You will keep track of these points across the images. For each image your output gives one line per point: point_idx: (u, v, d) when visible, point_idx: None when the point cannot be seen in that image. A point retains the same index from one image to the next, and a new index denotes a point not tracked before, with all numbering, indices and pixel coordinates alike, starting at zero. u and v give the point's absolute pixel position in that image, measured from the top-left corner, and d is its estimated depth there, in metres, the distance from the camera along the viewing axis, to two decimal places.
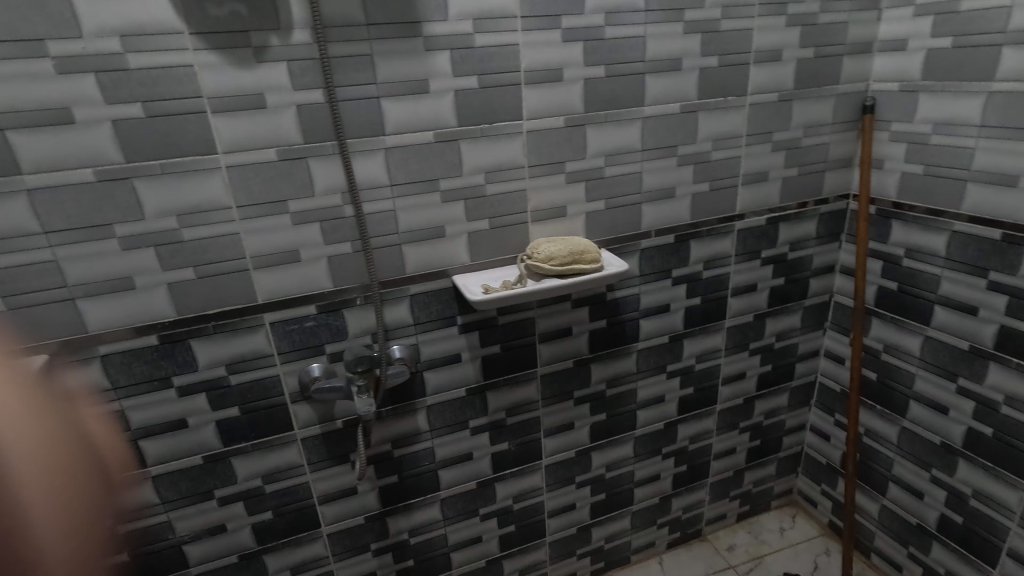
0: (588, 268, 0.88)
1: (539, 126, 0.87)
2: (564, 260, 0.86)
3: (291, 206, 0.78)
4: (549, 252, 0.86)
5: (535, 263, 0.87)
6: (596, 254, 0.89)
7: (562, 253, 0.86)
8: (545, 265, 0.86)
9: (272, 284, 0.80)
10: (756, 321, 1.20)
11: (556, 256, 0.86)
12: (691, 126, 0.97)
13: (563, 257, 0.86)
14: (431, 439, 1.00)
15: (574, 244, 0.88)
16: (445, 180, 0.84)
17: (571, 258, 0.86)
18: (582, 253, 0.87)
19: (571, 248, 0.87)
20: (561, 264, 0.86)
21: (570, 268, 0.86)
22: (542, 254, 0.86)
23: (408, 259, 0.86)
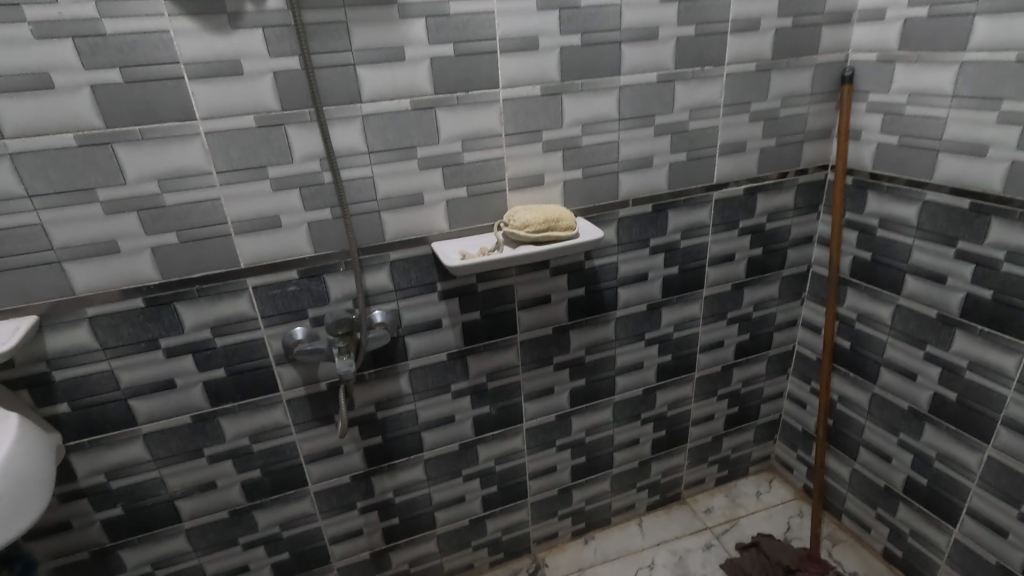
0: (565, 236, 0.90)
1: (516, 95, 0.88)
2: (541, 228, 0.88)
3: (271, 172, 0.80)
4: (525, 220, 0.88)
5: (512, 231, 0.89)
6: (573, 222, 0.91)
7: (538, 221, 0.88)
8: (522, 232, 0.88)
9: (254, 249, 0.83)
10: (733, 290, 1.23)
11: (532, 224, 0.88)
12: (667, 96, 0.98)
13: (540, 225, 0.88)
14: (413, 402, 1.03)
15: (551, 212, 0.90)
16: (422, 148, 0.86)
17: (548, 226, 0.89)
18: (558, 222, 0.90)
19: (547, 216, 0.89)
20: (538, 232, 0.89)
21: (546, 236, 0.89)
22: (519, 222, 0.88)
23: (387, 225, 0.89)
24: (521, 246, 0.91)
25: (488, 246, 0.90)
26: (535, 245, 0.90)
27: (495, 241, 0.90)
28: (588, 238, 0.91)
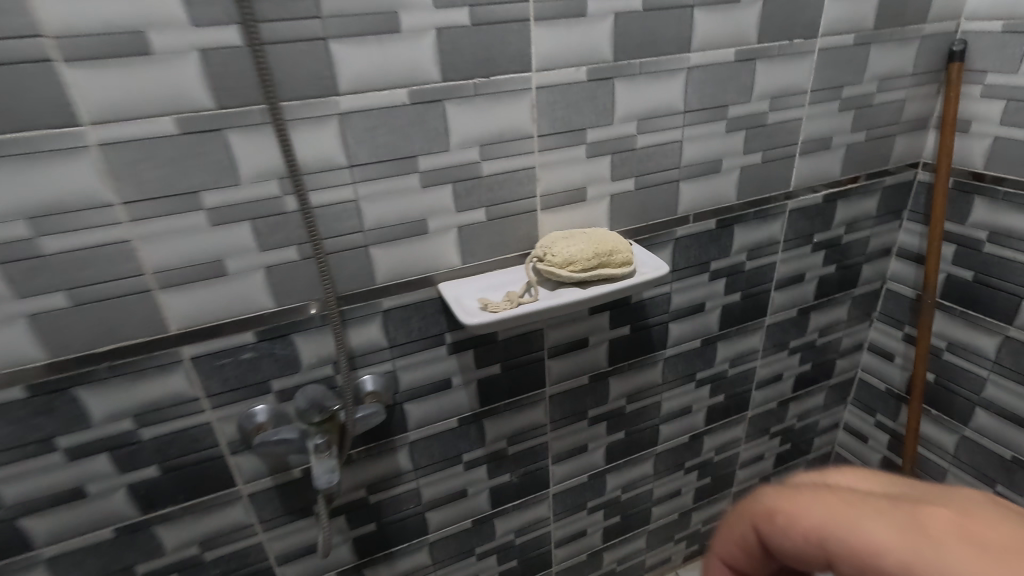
0: (621, 271, 0.67)
1: (553, 80, 0.63)
2: (590, 263, 0.65)
3: (207, 199, 0.54)
4: (568, 253, 0.65)
5: (550, 269, 0.65)
6: (629, 251, 0.68)
7: (586, 254, 0.65)
8: (564, 271, 0.65)
9: (188, 307, 0.58)
10: (799, 316, 1.01)
11: (579, 259, 0.65)
12: (746, 79, 0.74)
13: (589, 260, 0.65)
14: (415, 479, 0.80)
15: (600, 240, 0.67)
16: (425, 157, 0.61)
17: (600, 260, 0.66)
18: (612, 253, 0.66)
19: (597, 246, 0.66)
20: (586, 269, 0.65)
21: (598, 273, 0.66)
22: (560, 257, 0.65)
23: (378, 264, 0.64)
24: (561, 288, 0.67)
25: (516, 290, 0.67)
26: (582, 285, 0.67)
27: (525, 282, 0.66)
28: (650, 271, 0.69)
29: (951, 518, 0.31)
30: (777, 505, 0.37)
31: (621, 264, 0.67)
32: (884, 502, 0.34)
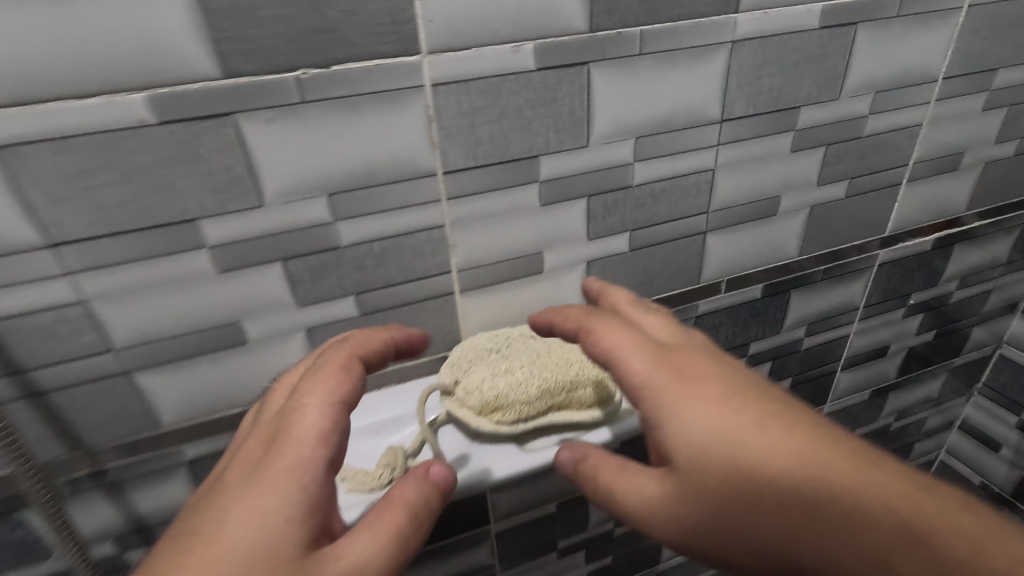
0: (590, 412, 0.39)
1: (467, 70, 0.33)
2: (535, 407, 0.38)
3: None
4: (497, 391, 0.37)
5: (464, 414, 0.38)
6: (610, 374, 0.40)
7: (528, 393, 0.37)
8: (490, 420, 0.37)
9: None
10: (871, 398, 0.71)
11: (515, 401, 0.37)
12: (837, 62, 0.42)
13: (533, 402, 0.38)
14: None
15: (557, 362, 0.38)
16: (218, 221, 0.32)
17: (552, 400, 0.38)
18: (577, 386, 0.38)
19: (548, 376, 0.38)
20: (528, 416, 0.38)
21: (549, 420, 0.38)
22: (482, 398, 0.37)
23: (161, 397, 0.37)
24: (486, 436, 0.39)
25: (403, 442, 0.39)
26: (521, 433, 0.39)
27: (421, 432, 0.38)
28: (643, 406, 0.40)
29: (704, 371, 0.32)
30: (590, 320, 0.34)
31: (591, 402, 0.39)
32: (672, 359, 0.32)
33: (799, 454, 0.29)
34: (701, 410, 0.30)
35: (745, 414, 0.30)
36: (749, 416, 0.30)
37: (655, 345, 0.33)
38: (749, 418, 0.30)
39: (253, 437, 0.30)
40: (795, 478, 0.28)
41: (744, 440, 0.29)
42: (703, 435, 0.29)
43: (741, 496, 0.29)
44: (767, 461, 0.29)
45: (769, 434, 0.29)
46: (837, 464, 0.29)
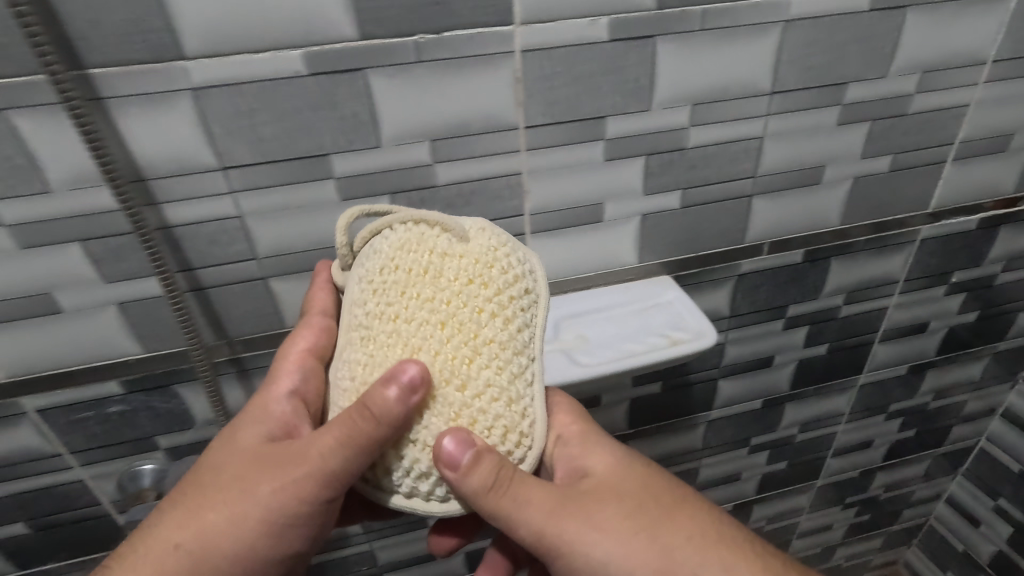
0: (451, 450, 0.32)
1: (550, 39, 0.39)
2: (471, 326, 0.33)
3: (4, 212, 0.37)
4: (486, 269, 0.34)
5: (400, 247, 0.35)
6: (529, 422, 0.33)
7: (495, 303, 0.33)
8: (400, 279, 0.34)
9: (15, 352, 0.43)
10: (909, 374, 0.74)
11: (468, 294, 0.33)
12: (886, 42, 0.45)
13: (483, 312, 0.33)
14: (367, 542, 0.66)
15: (532, 342, 0.34)
16: (344, 157, 0.40)
17: (498, 341, 0.33)
18: (516, 360, 0.33)
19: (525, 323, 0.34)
20: (430, 336, 0.33)
21: (440, 372, 0.32)
22: (467, 260, 0.34)
23: (286, 301, 0.46)
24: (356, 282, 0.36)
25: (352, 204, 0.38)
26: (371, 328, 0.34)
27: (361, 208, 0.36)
28: (526, 455, 0.34)
29: (623, 459, 0.39)
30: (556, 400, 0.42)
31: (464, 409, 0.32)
32: (603, 439, 0.39)
33: (661, 498, 0.37)
34: (604, 461, 0.38)
35: (639, 476, 0.38)
36: (639, 479, 0.38)
37: (594, 428, 0.40)
38: (642, 483, 0.37)
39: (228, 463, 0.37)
40: (656, 515, 0.36)
41: (635, 494, 0.37)
42: (603, 477, 0.37)
43: (609, 525, 0.35)
44: (640, 504, 0.36)
45: (651, 504, 0.36)
46: (697, 535, 0.36)
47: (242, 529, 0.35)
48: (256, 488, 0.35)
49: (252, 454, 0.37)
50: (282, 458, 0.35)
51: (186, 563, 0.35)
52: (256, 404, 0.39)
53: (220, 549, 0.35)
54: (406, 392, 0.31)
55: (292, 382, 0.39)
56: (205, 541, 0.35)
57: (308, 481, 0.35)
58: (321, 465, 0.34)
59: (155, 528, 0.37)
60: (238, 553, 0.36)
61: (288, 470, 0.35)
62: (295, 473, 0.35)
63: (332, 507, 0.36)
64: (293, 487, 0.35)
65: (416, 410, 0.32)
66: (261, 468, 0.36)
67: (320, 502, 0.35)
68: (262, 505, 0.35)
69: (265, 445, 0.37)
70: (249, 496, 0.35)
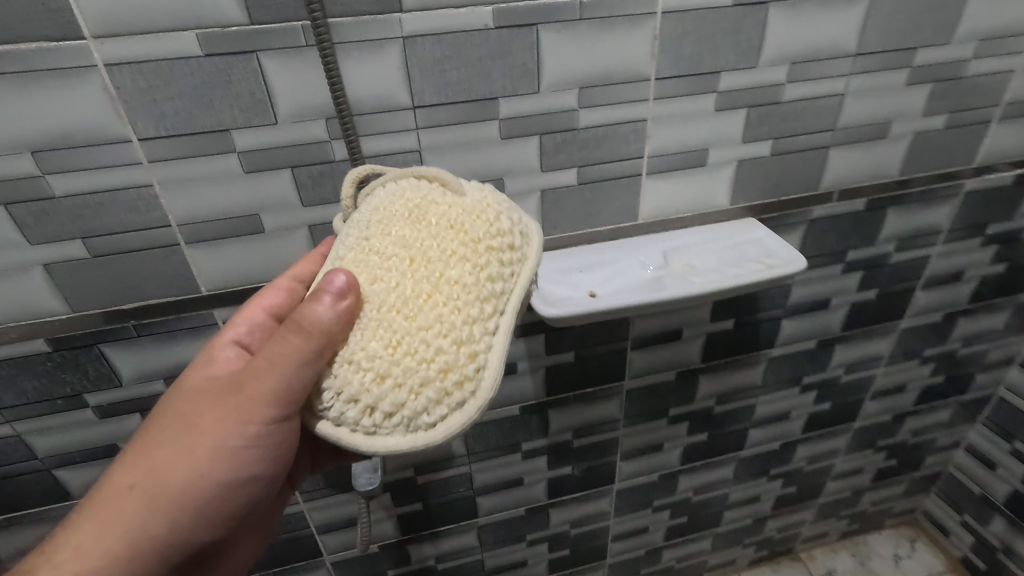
0: (375, 372, 0.33)
1: (687, 3, 0.47)
2: (437, 266, 0.34)
3: (238, 140, 0.44)
4: (470, 218, 0.35)
5: (392, 193, 0.37)
6: (476, 368, 0.33)
7: (469, 247, 0.34)
8: (383, 216, 0.36)
9: (219, 267, 0.50)
10: (943, 321, 0.83)
11: (443, 238, 0.35)
12: (953, 13, 0.54)
13: (454, 254, 0.34)
14: (468, 464, 0.73)
15: (501, 297, 0.35)
16: (509, 101, 0.48)
17: (463, 283, 0.33)
18: (477, 307, 0.33)
19: (498, 276, 0.34)
20: (394, 267, 0.34)
21: (393, 303, 0.33)
22: (453, 208, 0.36)
23: None
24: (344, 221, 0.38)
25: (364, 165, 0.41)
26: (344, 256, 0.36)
27: (371, 166, 0.40)
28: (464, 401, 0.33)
29: None
30: None
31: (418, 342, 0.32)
32: None
33: None
34: None
35: None
36: None
37: None
38: None
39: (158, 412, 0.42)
40: None
41: None
42: None
43: None
44: None
45: None
46: None
47: (196, 457, 0.39)
48: (141, 429, 0.41)
49: (194, 391, 0.41)
50: (225, 390, 0.40)
51: (140, 500, 0.39)
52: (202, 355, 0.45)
53: (163, 480, 0.39)
54: (337, 299, 0.34)
55: (239, 333, 0.45)
56: (152, 474, 0.39)
57: (254, 406, 0.39)
58: (268, 386, 0.37)
59: (111, 471, 0.40)
60: (192, 479, 0.40)
61: (162, 405, 0.42)
62: (241, 401, 0.39)
63: (283, 433, 0.40)
64: (238, 413, 0.39)
65: (347, 320, 0.34)
66: (215, 401, 0.40)
67: (269, 422, 0.39)
68: (212, 434, 0.39)
69: (208, 383, 0.42)
70: (199, 428, 0.39)
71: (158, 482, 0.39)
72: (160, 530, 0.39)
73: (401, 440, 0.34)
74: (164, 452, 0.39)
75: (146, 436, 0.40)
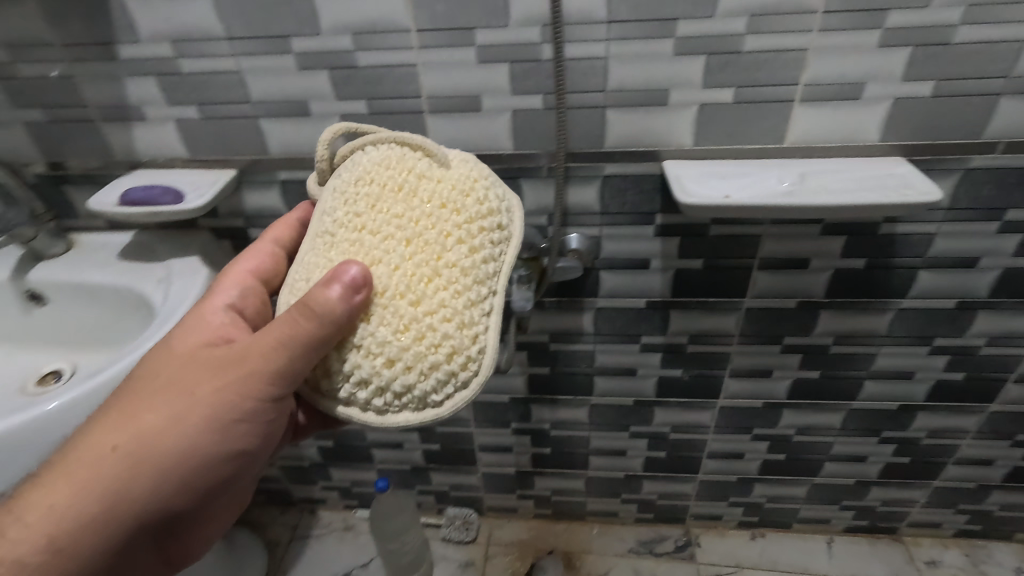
0: (385, 356, 0.44)
1: None
2: (436, 250, 0.47)
3: (479, 37, 0.61)
4: (461, 200, 0.49)
5: (381, 169, 0.50)
6: (475, 348, 0.46)
7: (462, 230, 0.48)
8: (376, 194, 0.49)
9: (446, 134, 0.68)
10: None
11: (439, 218, 0.48)
12: None
13: (449, 237, 0.47)
14: (593, 344, 0.87)
15: (490, 277, 0.48)
16: (686, 23, 0.59)
17: (460, 266, 0.46)
18: (473, 289, 0.47)
19: (490, 256, 0.48)
20: (395, 250, 0.47)
21: (397, 287, 0.45)
22: (444, 187, 0.49)
23: (610, 128, 0.66)
24: (335, 192, 0.50)
25: (349, 124, 0.55)
26: (341, 235, 0.48)
27: (344, 127, 0.53)
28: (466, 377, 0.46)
29: None
30: None
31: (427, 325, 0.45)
32: None
33: None
34: None
35: None
36: None
37: None
38: None
39: (145, 376, 0.49)
40: None
41: None
42: None
43: None
44: None
45: None
46: None
47: (189, 424, 0.47)
48: (125, 395, 0.48)
49: (187, 356, 0.50)
50: (223, 361, 0.49)
51: (123, 459, 0.45)
52: (190, 316, 0.54)
53: (146, 447, 0.46)
54: (351, 291, 0.44)
55: (228, 298, 0.56)
56: (140, 441, 0.46)
57: (250, 379, 0.48)
58: (272, 361, 0.46)
59: (97, 431, 0.46)
60: (180, 448, 0.47)
61: (148, 374, 0.50)
62: (241, 372, 0.48)
63: (271, 410, 0.49)
64: (236, 386, 0.48)
65: (360, 310, 0.45)
66: (209, 372, 0.48)
67: (265, 399, 0.48)
68: (204, 399, 0.47)
69: (202, 347, 0.50)
70: (194, 392, 0.47)
71: (144, 445, 0.46)
72: (137, 497, 0.46)
73: (410, 416, 0.46)
74: (154, 417, 0.47)
75: (132, 407, 0.47)
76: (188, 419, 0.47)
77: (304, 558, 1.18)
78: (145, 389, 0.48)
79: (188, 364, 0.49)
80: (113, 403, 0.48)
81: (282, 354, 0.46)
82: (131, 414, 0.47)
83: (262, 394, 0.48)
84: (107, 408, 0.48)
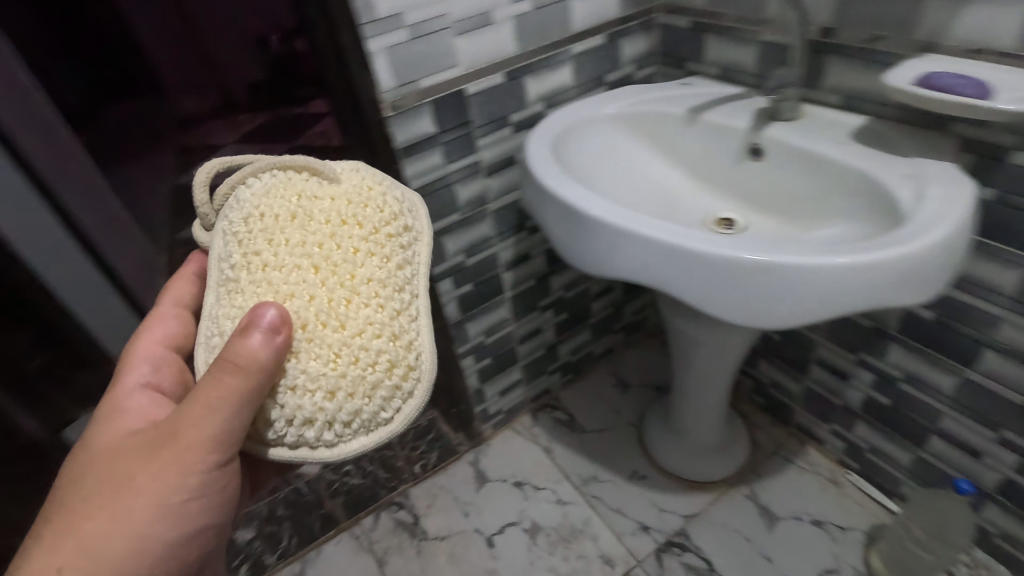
0: (324, 390, 0.43)
1: None
2: (347, 269, 0.45)
3: None
4: (363, 209, 0.48)
5: (267, 199, 0.47)
6: (412, 355, 0.46)
7: (372, 239, 0.46)
8: (271, 225, 0.46)
9: None
10: None
11: (342, 233, 0.46)
12: None
13: (359, 252, 0.46)
14: None
15: (412, 278, 0.48)
16: None
17: (379, 279, 0.45)
18: (397, 297, 0.46)
19: (405, 260, 0.48)
20: (307, 281, 0.44)
21: (317, 315, 0.44)
22: (340, 203, 0.47)
23: None
24: (233, 238, 0.46)
25: (222, 159, 0.50)
26: (244, 281, 0.45)
27: (222, 165, 0.49)
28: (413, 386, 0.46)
29: None
30: None
31: (359, 333, 0.44)
32: None
33: None
34: None
35: None
36: None
37: None
38: None
39: (96, 460, 0.49)
40: None
41: None
42: None
43: None
44: None
45: None
46: None
47: (143, 518, 0.47)
48: (72, 495, 0.48)
49: (107, 453, 0.49)
50: (155, 442, 0.48)
51: None
52: (106, 411, 0.54)
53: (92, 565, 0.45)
54: (271, 333, 0.42)
55: (143, 376, 0.57)
56: (82, 548, 0.45)
57: (191, 453, 0.47)
58: (203, 431, 0.46)
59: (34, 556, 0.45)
60: (138, 541, 0.47)
61: (96, 454, 0.50)
62: (177, 448, 0.48)
63: (225, 468, 0.50)
64: (178, 464, 0.48)
65: (286, 348, 0.43)
66: (144, 462, 0.48)
67: (209, 468, 0.48)
68: (148, 500, 0.47)
69: (122, 439, 0.50)
70: (129, 500, 0.47)
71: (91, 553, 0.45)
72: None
73: (365, 441, 0.46)
74: (103, 525, 0.46)
75: (79, 518, 0.46)
76: (144, 525, 0.48)
77: (783, 475, 1.10)
78: (84, 496, 0.47)
79: (119, 459, 0.49)
80: (72, 495, 0.48)
81: (210, 421, 0.46)
82: (87, 513, 0.46)
83: (213, 458, 0.47)
84: (52, 515, 0.47)
